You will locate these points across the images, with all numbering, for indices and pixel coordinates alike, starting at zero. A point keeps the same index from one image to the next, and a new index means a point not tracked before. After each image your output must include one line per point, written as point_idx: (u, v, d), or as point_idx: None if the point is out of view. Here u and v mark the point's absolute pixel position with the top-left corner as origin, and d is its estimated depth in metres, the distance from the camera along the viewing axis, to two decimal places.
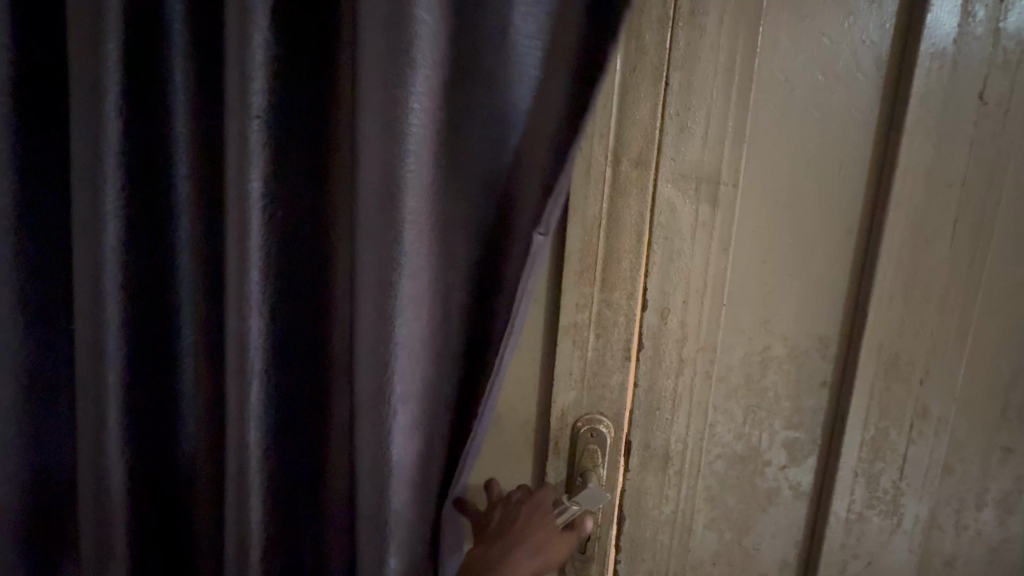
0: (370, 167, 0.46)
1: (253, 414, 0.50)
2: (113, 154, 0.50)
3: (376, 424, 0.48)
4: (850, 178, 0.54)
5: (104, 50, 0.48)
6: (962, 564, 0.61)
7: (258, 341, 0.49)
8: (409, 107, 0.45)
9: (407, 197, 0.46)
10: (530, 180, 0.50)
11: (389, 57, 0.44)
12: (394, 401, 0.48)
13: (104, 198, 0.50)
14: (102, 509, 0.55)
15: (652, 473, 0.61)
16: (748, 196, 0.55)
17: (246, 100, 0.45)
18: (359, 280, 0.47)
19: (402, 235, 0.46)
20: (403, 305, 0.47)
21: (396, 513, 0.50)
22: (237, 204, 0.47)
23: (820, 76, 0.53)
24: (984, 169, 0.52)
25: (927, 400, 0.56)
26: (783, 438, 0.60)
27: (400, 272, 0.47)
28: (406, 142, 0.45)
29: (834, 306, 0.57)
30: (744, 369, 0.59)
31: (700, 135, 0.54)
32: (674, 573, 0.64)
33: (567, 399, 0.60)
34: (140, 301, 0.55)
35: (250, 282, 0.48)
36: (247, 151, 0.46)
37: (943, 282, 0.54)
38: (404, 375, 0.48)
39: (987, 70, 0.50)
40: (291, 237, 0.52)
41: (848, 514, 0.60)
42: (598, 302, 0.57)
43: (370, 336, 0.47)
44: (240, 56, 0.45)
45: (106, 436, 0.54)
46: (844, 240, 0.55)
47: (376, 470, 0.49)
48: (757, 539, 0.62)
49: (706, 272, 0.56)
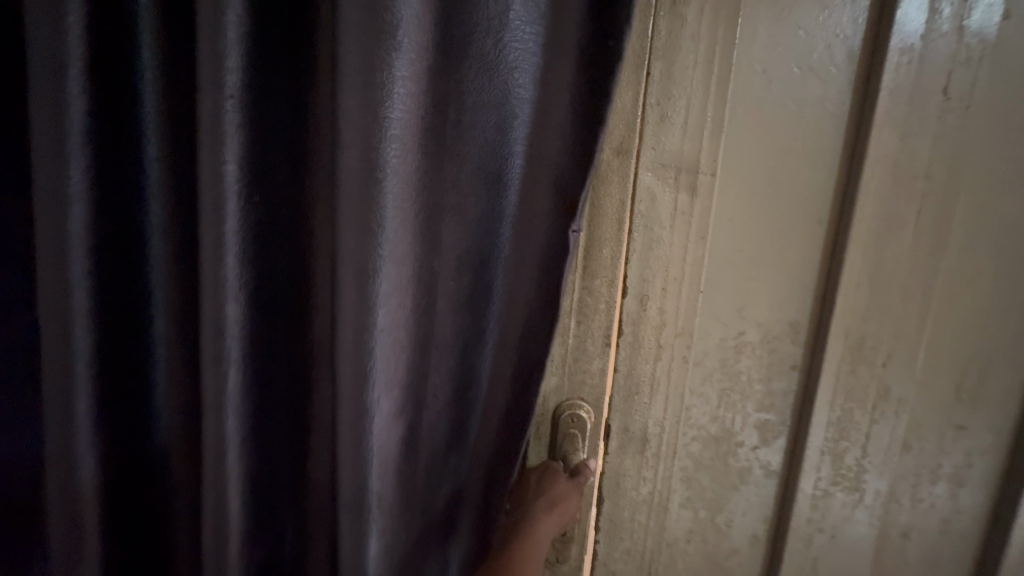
0: (350, 151, 0.45)
1: (230, 404, 0.49)
2: (77, 133, 0.48)
3: (357, 412, 0.48)
4: (821, 169, 0.56)
5: (66, 23, 0.46)
6: (918, 536, 0.65)
7: (234, 328, 0.48)
8: (390, 90, 0.44)
9: (389, 182, 0.46)
10: (539, 173, 0.51)
11: (368, 35, 0.43)
12: (374, 388, 0.48)
13: (68, 181, 0.48)
14: (72, 504, 0.53)
15: (630, 456, 0.63)
16: (726, 185, 0.57)
17: (219, 78, 0.44)
18: (339, 266, 0.47)
19: (383, 221, 0.46)
20: (385, 292, 0.47)
21: (377, 499, 0.50)
22: (211, 188, 0.46)
23: (796, 68, 0.54)
24: (946, 161, 0.54)
25: (889, 381, 0.59)
26: (755, 420, 0.62)
27: (380, 259, 0.46)
28: (387, 125, 0.45)
29: (805, 294, 0.59)
30: (720, 354, 0.61)
31: (679, 125, 0.55)
32: (651, 551, 0.66)
33: (547, 385, 0.61)
34: (108, 289, 0.53)
35: (226, 268, 0.47)
36: (222, 132, 0.45)
37: (905, 269, 0.57)
38: (386, 361, 0.48)
39: (951, 65, 0.52)
40: (267, 222, 0.50)
41: (814, 491, 0.63)
42: (580, 290, 0.58)
43: (350, 324, 0.47)
44: (213, 32, 0.43)
45: (76, 429, 0.52)
46: (815, 230, 0.57)
47: (356, 458, 0.48)
48: (729, 516, 0.65)
49: (684, 259, 0.58)
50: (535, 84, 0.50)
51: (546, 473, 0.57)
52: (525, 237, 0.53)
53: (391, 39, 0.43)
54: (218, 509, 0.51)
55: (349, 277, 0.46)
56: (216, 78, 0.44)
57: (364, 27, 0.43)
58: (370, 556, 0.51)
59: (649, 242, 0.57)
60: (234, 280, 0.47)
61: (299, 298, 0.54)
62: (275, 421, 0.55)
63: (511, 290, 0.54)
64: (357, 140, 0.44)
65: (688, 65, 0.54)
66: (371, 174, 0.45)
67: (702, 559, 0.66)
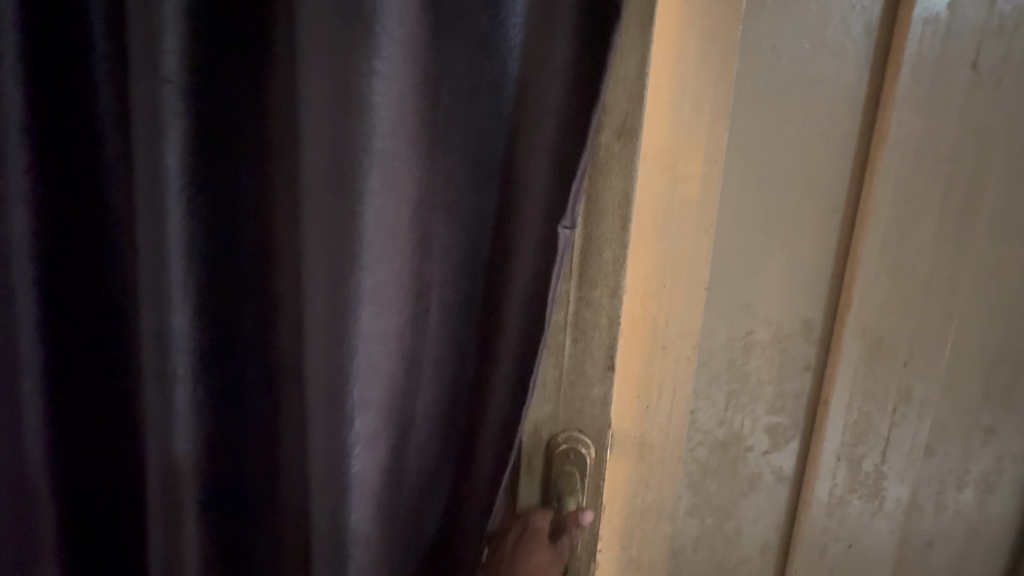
0: (314, 150, 0.43)
1: (181, 417, 0.47)
2: (18, 135, 0.46)
3: (332, 426, 0.46)
4: (835, 155, 0.51)
5: (2, 19, 0.44)
6: (942, 545, 0.61)
7: (182, 338, 0.46)
8: (363, 82, 0.41)
9: (365, 182, 0.43)
10: (539, 169, 0.47)
11: (337, 25, 0.41)
12: (353, 403, 0.45)
13: (8, 183, 0.46)
14: (26, 513, 0.52)
15: (632, 463, 0.58)
16: (731, 174, 0.53)
17: (156, 70, 0.42)
18: (307, 273, 0.45)
19: (359, 224, 0.43)
20: (363, 300, 0.44)
21: (355, 525, 0.47)
22: (149, 190, 0.44)
23: (807, 44, 0.50)
24: (975, 143, 0.50)
25: (910, 382, 0.55)
26: (766, 423, 0.58)
27: (357, 265, 0.44)
28: (358, 119, 0.42)
29: (818, 289, 0.55)
30: (728, 354, 0.57)
31: (684, 103, 0.49)
32: (657, 562, 0.62)
33: (540, 413, 0.57)
34: (59, 296, 0.51)
35: (170, 275, 0.45)
36: (161, 128, 0.43)
37: (929, 261, 0.52)
38: (367, 375, 0.45)
39: (981, 37, 0.48)
40: (217, 227, 0.48)
41: (830, 498, 0.59)
42: (576, 301, 0.53)
43: (323, 334, 0.45)
44: (144, 23, 0.41)
45: (26, 438, 0.51)
46: (828, 220, 0.53)
47: (331, 476, 0.46)
48: (738, 524, 0.61)
49: (689, 253, 0.53)
50: (525, 70, 0.47)
51: (525, 531, 0.54)
52: (527, 241, 0.48)
53: (364, 28, 0.41)
54: (171, 529, 0.49)
55: (321, 280, 0.44)
56: (155, 73, 0.42)
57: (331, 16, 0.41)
58: None
59: (652, 235, 0.52)
60: (183, 284, 0.46)
61: (266, 305, 0.51)
62: (247, 432, 0.53)
63: (514, 298, 0.50)
64: (324, 137, 0.43)
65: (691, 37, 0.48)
66: (337, 171, 0.43)
67: (710, 567, 0.63)
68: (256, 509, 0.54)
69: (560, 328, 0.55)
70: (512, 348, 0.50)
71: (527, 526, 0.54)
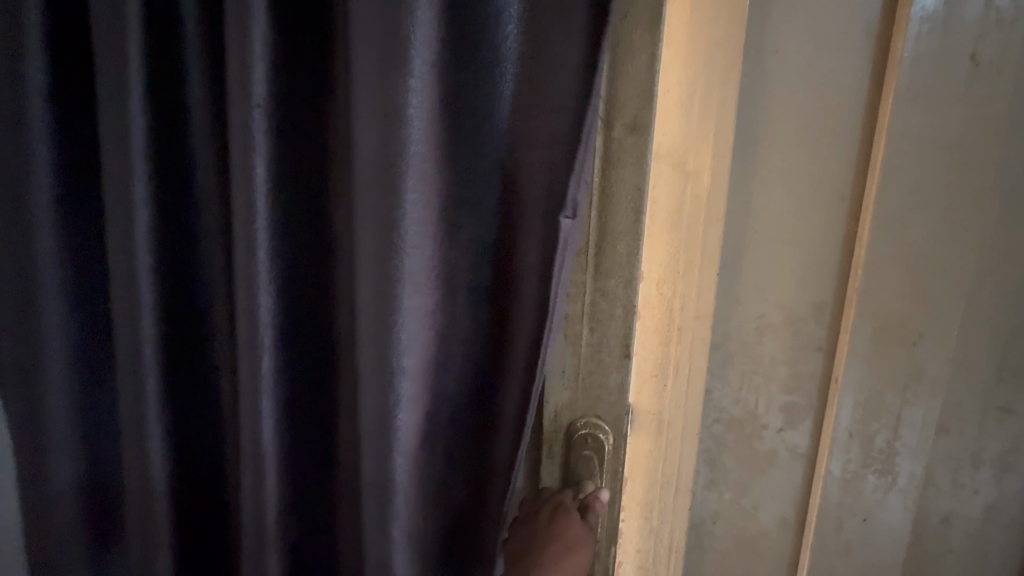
0: (366, 152, 0.50)
1: (264, 385, 0.55)
2: (140, 147, 0.57)
3: (381, 392, 0.53)
4: (840, 146, 0.55)
5: (127, 54, 0.55)
6: (960, 522, 0.62)
7: (266, 314, 0.55)
8: (406, 92, 0.48)
9: (407, 178, 0.50)
10: (540, 163, 0.51)
11: (386, 43, 0.48)
12: (398, 370, 0.52)
13: (133, 189, 0.57)
14: (144, 466, 0.63)
15: (650, 439, 0.63)
16: (740, 169, 0.57)
17: (249, 90, 0.50)
18: (359, 259, 0.52)
19: (403, 214, 0.50)
20: (406, 280, 0.52)
21: (398, 478, 0.54)
22: (243, 189, 0.52)
23: (809, 46, 0.53)
24: (977, 131, 0.52)
25: (922, 361, 0.57)
26: (780, 402, 0.62)
27: (401, 250, 0.51)
28: (404, 124, 0.49)
29: (826, 274, 0.58)
30: (741, 336, 0.61)
31: (693, 106, 0.55)
32: (677, 534, 0.66)
33: (561, 400, 0.62)
34: (170, 280, 0.62)
35: (258, 261, 0.53)
36: (251, 138, 0.51)
37: (935, 245, 0.54)
38: (410, 345, 0.53)
39: (980, 31, 0.50)
40: (291, 220, 0.56)
41: (844, 473, 0.62)
42: (593, 291, 0.59)
43: (372, 310, 0.52)
44: (241, 51, 0.50)
45: (145, 404, 0.61)
46: (835, 208, 0.56)
47: (381, 436, 0.53)
48: (756, 498, 0.65)
49: (702, 241, 0.57)
50: (535, 74, 0.51)
51: (558, 509, 0.58)
52: (535, 227, 0.52)
53: (407, 44, 0.48)
54: (257, 486, 0.57)
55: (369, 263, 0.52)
56: (245, 92, 0.50)
57: (381, 35, 0.48)
58: (394, 534, 0.55)
59: (665, 226, 0.57)
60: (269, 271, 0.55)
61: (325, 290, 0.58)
62: (309, 405, 0.61)
63: (529, 281, 0.53)
64: (370, 140, 0.49)
65: (697, 45, 0.53)
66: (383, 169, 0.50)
67: (729, 540, 0.67)
68: (315, 472, 0.62)
69: (576, 318, 0.60)
70: (529, 326, 0.54)
71: (560, 503, 0.59)
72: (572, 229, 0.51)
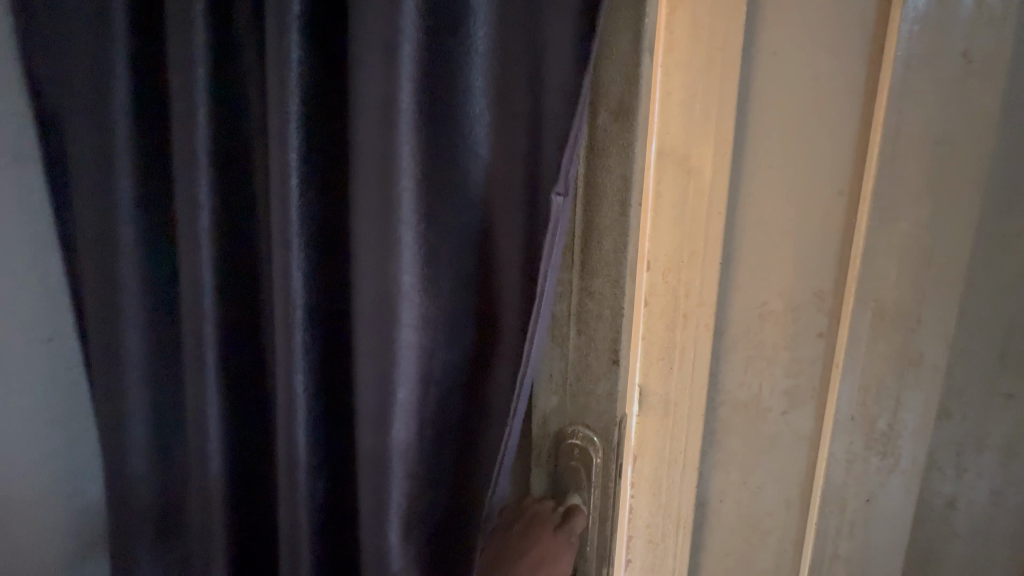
0: (372, 160, 0.62)
1: (295, 350, 0.70)
2: (205, 164, 0.73)
3: (381, 360, 0.65)
4: (839, 140, 0.58)
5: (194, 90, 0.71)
6: (965, 506, 0.64)
7: (297, 295, 0.69)
8: (401, 109, 0.59)
9: (401, 181, 0.61)
10: (518, 168, 0.62)
11: (384, 69, 0.59)
12: (396, 341, 0.64)
13: (200, 196, 0.74)
14: (201, 415, 0.82)
15: (656, 417, 0.69)
16: (742, 163, 0.60)
17: (284, 118, 0.65)
18: (363, 249, 0.64)
19: (399, 210, 0.62)
20: (402, 266, 0.63)
21: (397, 433, 0.66)
22: (280, 194, 0.67)
23: (807, 46, 0.57)
24: (972, 125, 0.54)
25: (920, 346, 0.59)
26: (783, 386, 0.65)
27: (397, 241, 0.63)
28: (398, 136, 0.60)
29: (826, 262, 0.61)
30: (744, 322, 0.64)
31: (690, 108, 0.60)
32: (684, 510, 0.69)
33: (549, 404, 0.75)
34: (227, 268, 0.80)
35: (290, 252, 0.68)
36: (286, 153, 0.66)
37: (931, 234, 0.57)
38: (405, 320, 0.64)
39: (972, 29, 0.53)
40: (314, 218, 0.70)
41: (847, 455, 0.64)
42: (577, 291, 0.70)
43: (373, 292, 0.64)
44: (279, 85, 0.65)
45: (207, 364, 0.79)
46: (833, 200, 0.59)
47: (381, 395, 0.65)
48: (761, 479, 0.68)
49: (704, 233, 0.61)
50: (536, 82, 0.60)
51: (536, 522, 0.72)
52: (513, 220, 0.63)
53: (399, 70, 0.59)
54: (291, 441, 0.73)
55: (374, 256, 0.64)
56: (280, 116, 0.65)
57: (382, 62, 0.59)
58: (393, 481, 0.67)
59: (671, 220, 0.63)
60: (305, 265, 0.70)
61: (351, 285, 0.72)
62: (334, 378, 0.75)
63: (510, 261, 0.64)
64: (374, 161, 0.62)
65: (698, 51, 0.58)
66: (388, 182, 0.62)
67: (737, 519, 0.70)
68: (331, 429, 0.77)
69: (565, 318, 0.72)
70: (513, 307, 0.65)
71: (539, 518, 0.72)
72: (564, 205, 0.58)
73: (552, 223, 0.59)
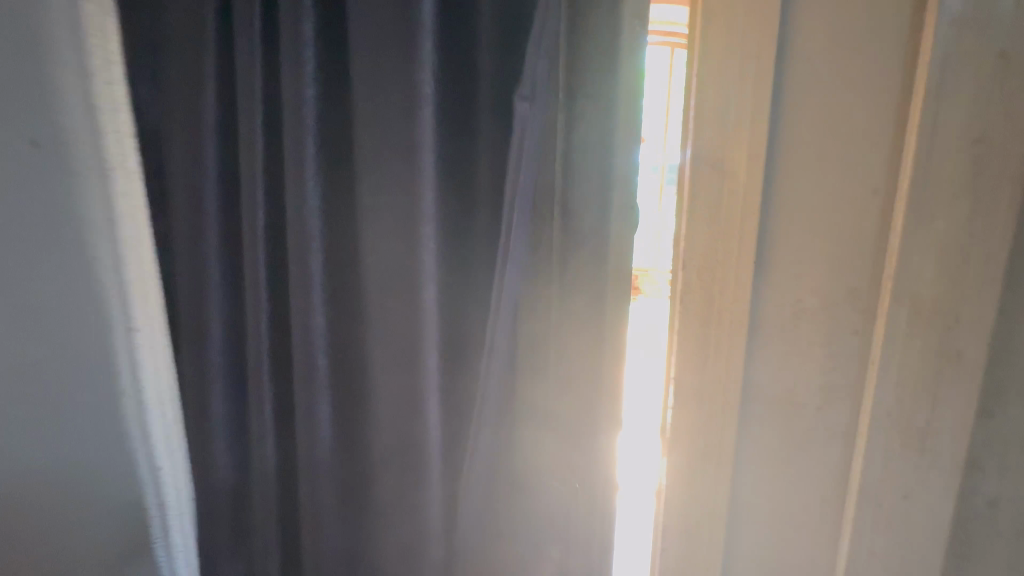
0: (366, 138, 0.69)
1: (262, 310, 0.77)
2: (207, 141, 0.76)
3: (405, 321, 0.71)
4: (873, 142, 0.60)
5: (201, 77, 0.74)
6: (1008, 505, 0.64)
7: (263, 268, 0.76)
8: (425, 94, 0.65)
9: (423, 161, 0.67)
10: (487, 153, 0.68)
11: (393, 57, 0.65)
12: (423, 307, 0.70)
13: (205, 172, 0.77)
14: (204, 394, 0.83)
15: (694, 414, 0.69)
16: (776, 166, 0.62)
17: (250, 97, 0.72)
18: (373, 218, 0.71)
19: (420, 188, 0.68)
20: (425, 239, 0.69)
21: (428, 394, 0.72)
22: (247, 168, 0.74)
23: (840, 52, 0.59)
24: (1011, 125, 0.55)
25: (959, 344, 0.60)
26: (818, 381, 0.66)
27: (420, 215, 0.68)
28: (419, 118, 0.66)
29: (862, 261, 0.62)
30: (779, 319, 0.66)
31: (723, 114, 0.61)
32: (720, 504, 0.71)
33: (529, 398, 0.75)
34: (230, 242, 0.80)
35: (256, 221, 0.75)
36: (252, 133, 0.73)
37: (970, 233, 0.58)
38: (431, 288, 0.70)
39: (1010, 31, 0.53)
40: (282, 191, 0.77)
41: (884, 451, 0.65)
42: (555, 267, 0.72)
43: (398, 261, 0.71)
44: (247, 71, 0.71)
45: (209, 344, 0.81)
46: (869, 201, 0.61)
47: (400, 356, 0.72)
48: (795, 472, 0.70)
49: (739, 234, 0.64)
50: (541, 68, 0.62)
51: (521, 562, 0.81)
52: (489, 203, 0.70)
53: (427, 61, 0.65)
54: (260, 398, 0.80)
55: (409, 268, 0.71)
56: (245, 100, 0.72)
57: (387, 54, 0.66)
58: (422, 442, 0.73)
59: (709, 220, 0.64)
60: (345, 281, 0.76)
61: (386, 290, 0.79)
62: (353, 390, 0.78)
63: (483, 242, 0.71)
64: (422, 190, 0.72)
65: (734, 59, 0.60)
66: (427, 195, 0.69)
67: (772, 512, 0.71)
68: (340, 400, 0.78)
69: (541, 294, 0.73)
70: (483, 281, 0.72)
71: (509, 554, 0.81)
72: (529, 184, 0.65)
73: (508, 231, 0.65)
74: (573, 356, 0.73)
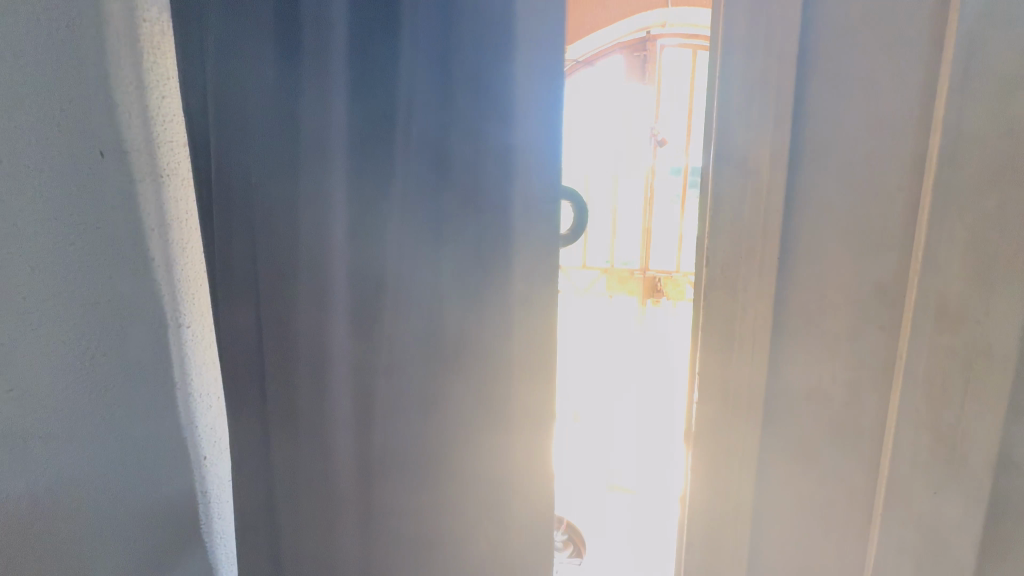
0: (302, 100, 0.74)
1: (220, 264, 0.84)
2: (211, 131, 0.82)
3: (322, 265, 0.78)
4: (897, 139, 0.60)
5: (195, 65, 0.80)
6: None
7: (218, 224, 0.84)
8: (337, 48, 0.70)
9: (336, 114, 0.72)
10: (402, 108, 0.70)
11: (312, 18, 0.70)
12: (336, 250, 0.76)
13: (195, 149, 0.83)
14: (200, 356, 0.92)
15: (718, 408, 0.70)
16: (800, 163, 0.63)
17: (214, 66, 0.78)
18: (302, 172, 0.77)
19: (332, 141, 0.73)
20: (333, 190, 0.75)
21: (339, 332, 0.79)
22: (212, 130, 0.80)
23: (863, 51, 0.60)
24: None
25: (989, 336, 0.58)
26: (845, 375, 0.67)
27: (335, 166, 0.74)
28: (333, 75, 0.71)
29: (887, 256, 0.63)
30: (803, 315, 0.67)
31: (745, 112, 0.63)
32: (747, 497, 0.72)
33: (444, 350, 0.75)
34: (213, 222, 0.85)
35: (217, 181, 0.81)
36: (211, 95, 0.79)
37: (999, 224, 0.57)
38: (336, 232, 0.76)
39: None
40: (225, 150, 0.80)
41: (914, 446, 0.64)
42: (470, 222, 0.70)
43: (318, 210, 0.77)
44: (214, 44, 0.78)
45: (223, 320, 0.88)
46: (893, 197, 0.62)
47: (322, 299, 0.79)
48: (823, 466, 0.70)
49: (763, 230, 0.65)
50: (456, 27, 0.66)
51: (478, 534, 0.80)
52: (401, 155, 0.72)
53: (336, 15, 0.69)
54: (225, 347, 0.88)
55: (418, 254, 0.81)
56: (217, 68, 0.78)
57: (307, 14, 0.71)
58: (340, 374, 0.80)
59: (731, 218, 0.65)
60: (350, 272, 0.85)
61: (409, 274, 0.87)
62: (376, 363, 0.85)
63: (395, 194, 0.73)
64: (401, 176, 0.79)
65: (755, 62, 0.62)
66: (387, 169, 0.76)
67: (799, 506, 0.72)
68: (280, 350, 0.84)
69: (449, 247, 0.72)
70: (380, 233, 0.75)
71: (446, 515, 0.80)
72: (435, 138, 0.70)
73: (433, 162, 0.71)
74: (487, 305, 0.71)
